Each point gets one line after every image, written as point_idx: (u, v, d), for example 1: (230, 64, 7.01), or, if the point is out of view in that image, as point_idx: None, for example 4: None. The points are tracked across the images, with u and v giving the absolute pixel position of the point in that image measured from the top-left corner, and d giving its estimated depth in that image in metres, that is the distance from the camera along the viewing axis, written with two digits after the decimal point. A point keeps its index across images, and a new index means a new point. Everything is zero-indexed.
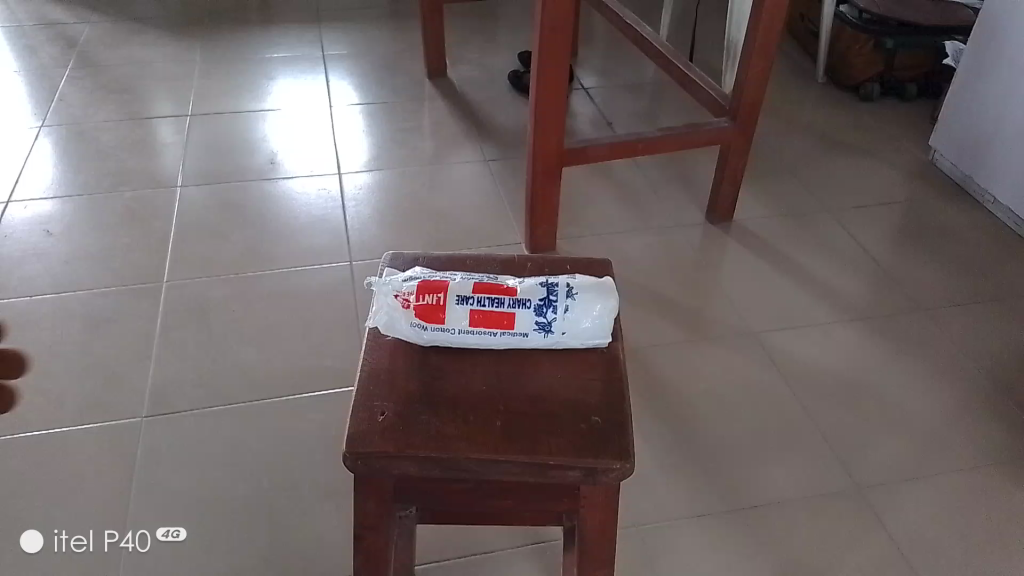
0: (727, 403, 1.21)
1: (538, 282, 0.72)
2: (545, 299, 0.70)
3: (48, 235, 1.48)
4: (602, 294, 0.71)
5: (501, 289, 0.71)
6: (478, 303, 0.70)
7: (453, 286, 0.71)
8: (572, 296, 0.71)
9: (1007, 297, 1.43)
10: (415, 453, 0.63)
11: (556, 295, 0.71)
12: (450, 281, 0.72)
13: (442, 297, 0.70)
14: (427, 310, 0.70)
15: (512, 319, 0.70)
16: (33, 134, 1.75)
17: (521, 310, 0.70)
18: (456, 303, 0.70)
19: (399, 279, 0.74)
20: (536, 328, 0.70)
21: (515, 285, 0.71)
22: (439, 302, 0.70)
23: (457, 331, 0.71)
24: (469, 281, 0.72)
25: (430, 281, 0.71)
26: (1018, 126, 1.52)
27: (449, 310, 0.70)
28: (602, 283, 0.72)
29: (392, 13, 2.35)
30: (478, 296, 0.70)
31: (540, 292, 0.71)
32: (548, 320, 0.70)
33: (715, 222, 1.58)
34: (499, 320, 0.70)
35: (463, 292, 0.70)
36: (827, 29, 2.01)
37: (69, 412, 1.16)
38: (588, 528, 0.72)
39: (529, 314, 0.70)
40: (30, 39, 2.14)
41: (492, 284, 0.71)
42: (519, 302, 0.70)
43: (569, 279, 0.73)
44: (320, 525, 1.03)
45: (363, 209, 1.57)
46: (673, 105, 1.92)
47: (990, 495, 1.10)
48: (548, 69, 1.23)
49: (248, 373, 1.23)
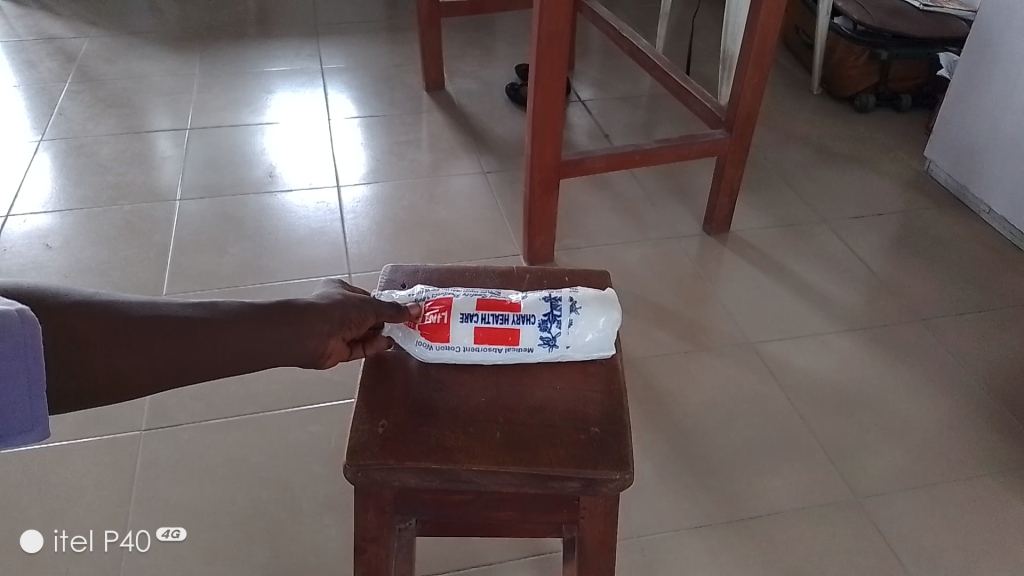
0: (726, 412, 1.21)
1: (541, 297, 0.72)
2: (550, 314, 0.71)
3: (48, 247, 1.48)
4: (606, 305, 0.71)
5: (505, 305, 0.71)
6: (483, 320, 0.70)
7: (457, 304, 0.71)
8: (575, 310, 0.71)
9: (1003, 306, 1.43)
10: (415, 464, 0.63)
11: (559, 309, 0.71)
12: (453, 299, 0.72)
13: (446, 314, 0.70)
14: (432, 329, 0.70)
15: (517, 334, 0.70)
16: (32, 147, 1.75)
17: (525, 325, 0.70)
18: (461, 321, 0.70)
19: (401, 296, 0.75)
20: (541, 343, 0.71)
21: (519, 301, 0.72)
22: (444, 321, 0.70)
23: (463, 348, 0.70)
24: (472, 298, 0.72)
25: (433, 301, 0.72)
26: (1013, 136, 1.53)
27: (453, 328, 0.70)
28: (604, 295, 0.73)
29: (389, 27, 2.36)
30: (482, 313, 0.70)
31: (543, 306, 0.71)
32: (552, 335, 0.71)
33: (712, 232, 1.59)
34: (503, 336, 0.70)
35: (468, 309, 0.71)
36: (822, 41, 2.02)
37: (66, 424, 1.16)
38: (588, 539, 0.72)
39: (534, 329, 0.70)
40: (29, 53, 2.15)
41: (496, 300, 0.72)
42: (524, 318, 0.70)
43: (572, 292, 0.73)
44: (319, 536, 1.02)
45: (362, 221, 1.58)
46: (671, 117, 1.93)
47: (988, 505, 1.10)
48: (545, 82, 1.24)
49: (248, 387, 1.23)
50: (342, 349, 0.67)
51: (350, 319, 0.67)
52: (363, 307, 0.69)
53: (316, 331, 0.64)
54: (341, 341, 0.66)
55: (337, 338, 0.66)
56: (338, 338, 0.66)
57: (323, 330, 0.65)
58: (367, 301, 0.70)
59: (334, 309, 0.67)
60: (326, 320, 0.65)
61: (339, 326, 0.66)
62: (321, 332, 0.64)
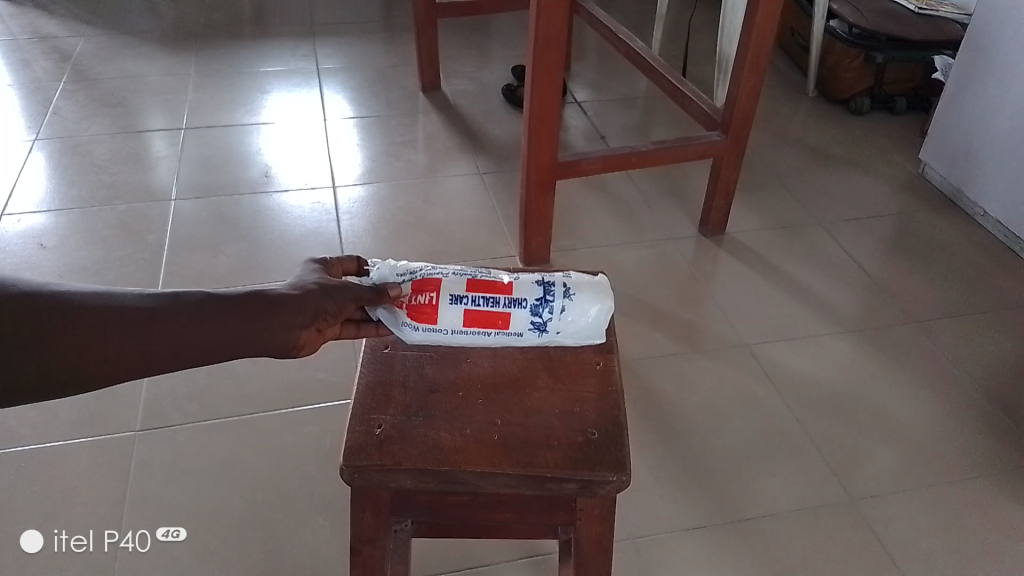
0: (722, 414, 1.21)
1: (535, 280, 0.70)
2: (542, 299, 0.69)
3: (42, 247, 1.47)
4: (600, 294, 0.70)
5: (497, 287, 0.69)
6: (472, 303, 0.69)
7: (446, 285, 0.69)
8: (568, 296, 0.70)
9: (997, 309, 1.44)
10: (411, 465, 0.63)
11: (553, 295, 0.69)
12: (443, 277, 0.69)
13: (436, 296, 0.69)
14: (420, 310, 0.69)
15: (508, 319, 0.69)
16: (27, 147, 1.75)
17: (517, 309, 0.69)
18: (449, 304, 0.69)
19: (392, 271, 0.70)
20: (532, 328, 0.70)
21: (512, 282, 0.69)
22: (432, 303, 0.69)
23: (450, 330, 0.70)
24: (463, 277, 0.69)
25: (422, 278, 0.69)
26: (1007, 140, 1.53)
27: (441, 311, 0.69)
28: (599, 281, 0.71)
29: (385, 28, 2.36)
30: (472, 296, 0.68)
31: (536, 291, 0.69)
32: (543, 321, 0.70)
33: (708, 233, 1.59)
34: (493, 320, 0.69)
35: (457, 291, 0.68)
36: (818, 44, 2.02)
37: (62, 425, 1.16)
38: (584, 540, 0.72)
39: (525, 314, 0.69)
40: (24, 52, 2.14)
41: (487, 280, 0.69)
42: (515, 302, 0.69)
43: (565, 275, 0.71)
44: (316, 538, 1.02)
45: (357, 221, 1.57)
46: (667, 119, 1.94)
47: (983, 507, 1.10)
48: (541, 83, 1.24)
49: (244, 388, 1.22)
50: (318, 341, 0.63)
51: (324, 309, 0.63)
52: (340, 297, 0.64)
53: (285, 324, 0.60)
54: (314, 332, 0.62)
55: (310, 329, 0.61)
56: (312, 329, 0.62)
57: (293, 322, 0.60)
58: (346, 285, 0.65)
59: (307, 298, 0.62)
60: (296, 311, 0.61)
61: (312, 317, 0.62)
62: (291, 324, 0.60)
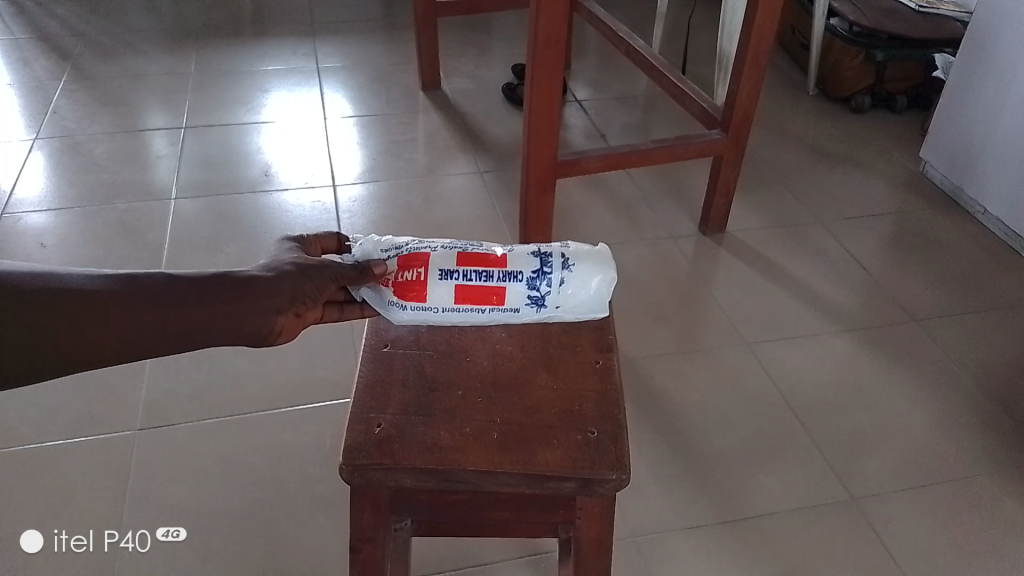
0: (722, 413, 1.21)
1: (530, 252, 0.70)
2: (539, 271, 0.69)
3: (42, 246, 1.47)
4: (601, 264, 0.70)
5: (490, 261, 0.69)
6: (464, 277, 0.69)
7: (435, 259, 0.69)
8: (567, 268, 0.69)
9: (997, 307, 1.44)
10: (411, 464, 0.63)
11: (550, 266, 0.69)
12: (432, 252, 0.70)
13: (424, 272, 0.69)
14: (408, 287, 0.69)
15: (503, 293, 0.70)
16: (27, 147, 1.75)
17: (511, 283, 0.69)
18: (440, 279, 0.69)
19: (376, 247, 0.71)
20: (529, 303, 0.71)
21: (506, 255, 0.70)
22: (421, 280, 0.69)
23: (442, 307, 0.71)
24: (453, 251, 0.70)
25: (409, 254, 0.70)
26: (1007, 138, 1.53)
27: (430, 288, 0.69)
28: (598, 251, 0.71)
29: (385, 27, 2.35)
30: (463, 271, 0.69)
31: (532, 263, 0.69)
32: (541, 295, 0.70)
33: (708, 232, 1.59)
34: (487, 295, 0.70)
35: (447, 266, 0.69)
36: (818, 42, 2.02)
37: (62, 425, 1.16)
38: (584, 538, 0.72)
39: (521, 288, 0.70)
40: (24, 52, 2.14)
41: (479, 254, 0.70)
42: (509, 275, 0.69)
43: (563, 246, 0.71)
44: (317, 537, 1.02)
45: (357, 220, 1.57)
46: (667, 118, 1.94)
47: (983, 505, 1.10)
48: (541, 81, 1.23)
49: (244, 388, 1.22)
50: (297, 326, 0.62)
51: (301, 293, 0.63)
52: (317, 280, 0.64)
53: (261, 308, 0.60)
54: (293, 316, 0.62)
55: (288, 313, 0.61)
56: (290, 313, 0.61)
57: (269, 306, 0.60)
58: (324, 266, 0.66)
59: (283, 281, 0.62)
60: (272, 295, 0.60)
61: (290, 300, 0.61)
62: (267, 308, 0.60)
